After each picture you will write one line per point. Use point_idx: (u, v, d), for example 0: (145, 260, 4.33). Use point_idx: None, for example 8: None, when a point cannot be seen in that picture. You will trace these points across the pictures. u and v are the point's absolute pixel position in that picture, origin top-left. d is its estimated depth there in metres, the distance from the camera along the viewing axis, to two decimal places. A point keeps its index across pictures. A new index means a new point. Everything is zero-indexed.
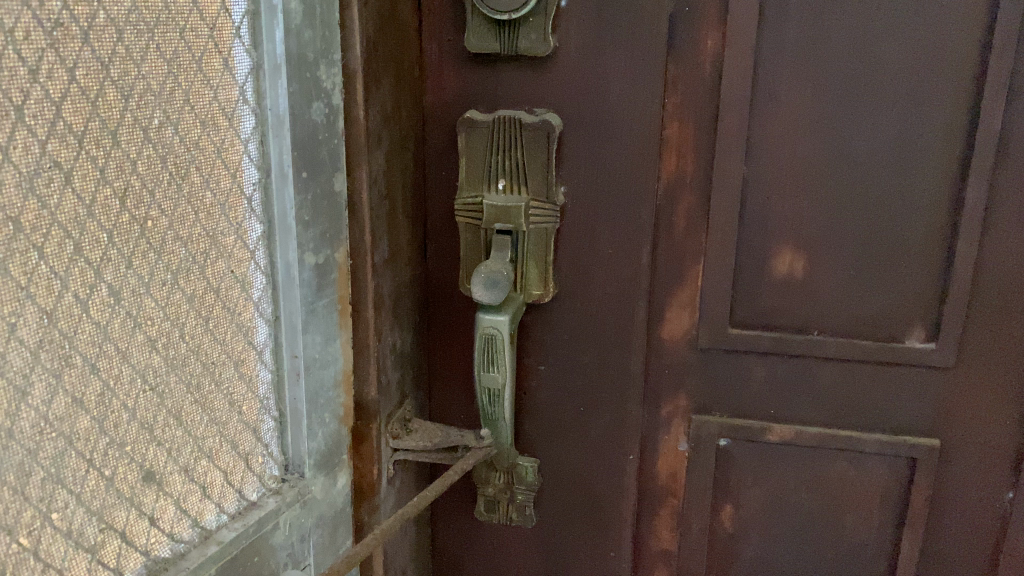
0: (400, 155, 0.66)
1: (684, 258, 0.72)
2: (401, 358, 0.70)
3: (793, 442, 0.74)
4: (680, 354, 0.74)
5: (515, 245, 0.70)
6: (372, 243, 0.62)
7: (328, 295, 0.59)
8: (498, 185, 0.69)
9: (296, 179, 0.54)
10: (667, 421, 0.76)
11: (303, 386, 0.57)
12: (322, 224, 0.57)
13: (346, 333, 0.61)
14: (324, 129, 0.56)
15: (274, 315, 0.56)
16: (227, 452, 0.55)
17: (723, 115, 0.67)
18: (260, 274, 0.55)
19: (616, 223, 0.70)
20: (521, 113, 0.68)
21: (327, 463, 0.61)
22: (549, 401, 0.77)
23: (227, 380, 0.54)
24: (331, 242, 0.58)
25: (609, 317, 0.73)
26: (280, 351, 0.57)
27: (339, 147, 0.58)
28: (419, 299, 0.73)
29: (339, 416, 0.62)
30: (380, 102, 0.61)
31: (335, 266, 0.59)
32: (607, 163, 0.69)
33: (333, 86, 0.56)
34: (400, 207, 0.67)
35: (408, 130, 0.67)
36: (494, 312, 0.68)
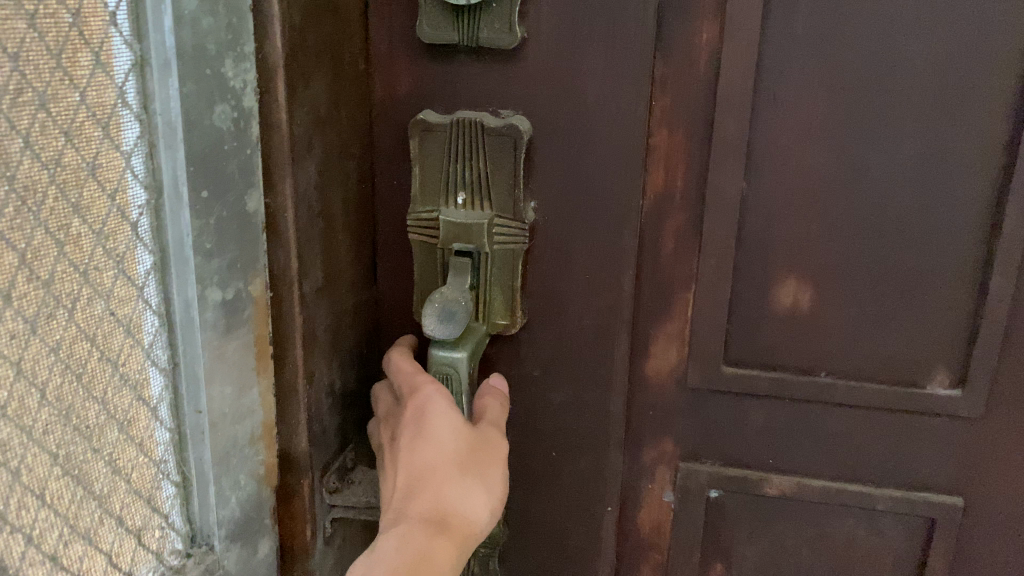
0: (340, 164, 0.56)
1: (672, 287, 0.62)
2: (342, 397, 0.60)
3: (794, 497, 0.64)
4: (666, 393, 0.65)
5: (476, 268, 0.60)
6: (300, 269, 0.52)
7: (240, 336, 0.49)
8: (458, 200, 0.59)
9: (194, 199, 0.44)
10: (651, 468, 0.67)
11: (209, 445, 0.48)
12: (230, 252, 0.47)
13: (265, 378, 0.52)
14: (232, 137, 0.46)
15: (171, 362, 0.47)
16: (111, 529, 0.45)
17: (719, 123, 0.57)
18: (153, 315, 0.46)
19: (594, 244, 0.61)
20: (484, 115, 0.58)
21: (245, 532, 0.52)
22: (517, 443, 0.67)
23: (109, 445, 0.44)
24: (243, 272, 0.49)
25: (585, 353, 0.63)
26: (181, 405, 0.47)
27: (253, 158, 0.48)
28: (365, 328, 0.64)
29: (259, 476, 0.53)
30: (310, 102, 0.52)
31: (248, 301, 0.49)
32: (585, 176, 0.59)
33: (244, 85, 0.47)
34: (340, 225, 0.57)
35: (350, 135, 0.58)
36: (450, 347, 0.58)
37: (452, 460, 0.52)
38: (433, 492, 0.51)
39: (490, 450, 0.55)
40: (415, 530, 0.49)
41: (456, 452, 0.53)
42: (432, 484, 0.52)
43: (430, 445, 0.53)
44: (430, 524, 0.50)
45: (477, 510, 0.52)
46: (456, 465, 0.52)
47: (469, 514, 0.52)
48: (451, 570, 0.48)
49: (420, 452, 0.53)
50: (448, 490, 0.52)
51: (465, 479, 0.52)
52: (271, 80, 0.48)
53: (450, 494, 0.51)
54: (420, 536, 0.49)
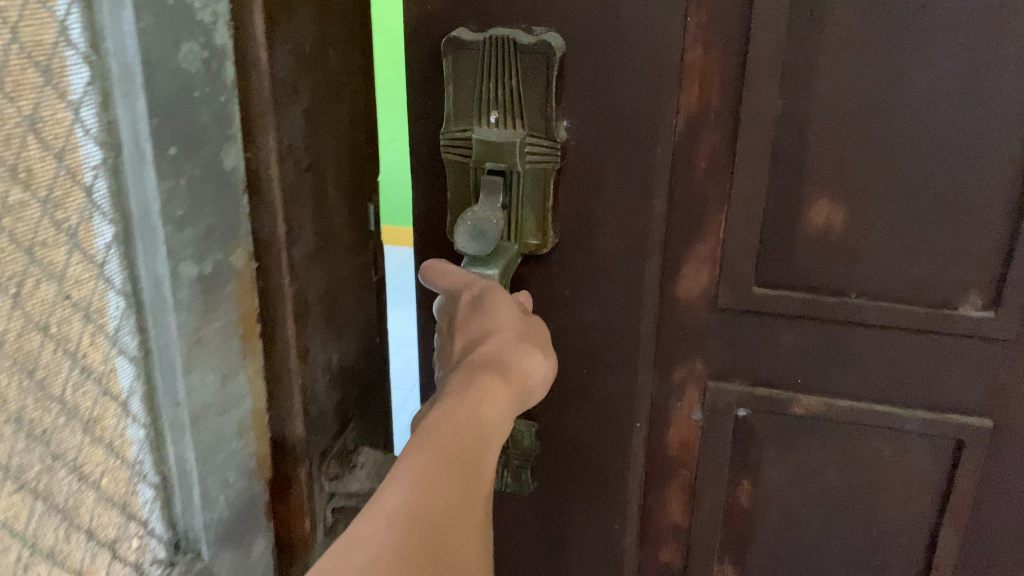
0: (332, 116, 0.58)
1: (704, 208, 0.62)
2: (342, 358, 0.63)
3: (822, 417, 0.65)
4: (696, 314, 0.66)
5: (508, 187, 0.61)
6: (288, 221, 0.53)
7: (223, 314, 0.50)
8: (490, 118, 0.59)
9: (159, 157, 0.43)
10: (681, 387, 0.68)
11: (190, 442, 0.49)
12: (205, 218, 0.47)
13: (252, 360, 0.54)
14: (203, 81, 0.46)
15: (141, 349, 0.48)
16: (83, 517, 0.46)
17: (756, 38, 0.56)
18: (118, 296, 0.46)
19: (625, 165, 0.61)
20: (517, 32, 0.58)
21: (237, 503, 0.54)
22: None
23: (76, 450, 0.45)
24: (220, 239, 0.49)
25: (616, 272, 0.64)
26: (155, 399, 0.49)
27: (227, 105, 0.48)
28: (365, 288, 0.67)
29: (248, 468, 0.55)
30: (293, 42, 0.52)
31: (228, 275, 0.50)
32: (618, 94, 0.59)
33: (215, 19, 0.46)
34: (334, 182, 0.59)
35: (339, 84, 0.59)
36: (483, 265, 0.59)
37: (507, 325, 0.55)
38: (494, 348, 0.53)
39: (534, 329, 0.58)
40: (481, 371, 0.51)
41: (510, 321, 0.55)
42: (491, 342, 0.54)
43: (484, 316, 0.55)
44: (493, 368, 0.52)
45: (536, 365, 0.54)
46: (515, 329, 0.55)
47: (529, 366, 0.54)
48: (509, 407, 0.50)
49: (475, 320, 0.55)
50: (512, 348, 0.54)
51: (522, 342, 0.55)
52: (246, 27, 0.48)
53: (514, 349, 0.54)
54: (485, 375, 0.51)
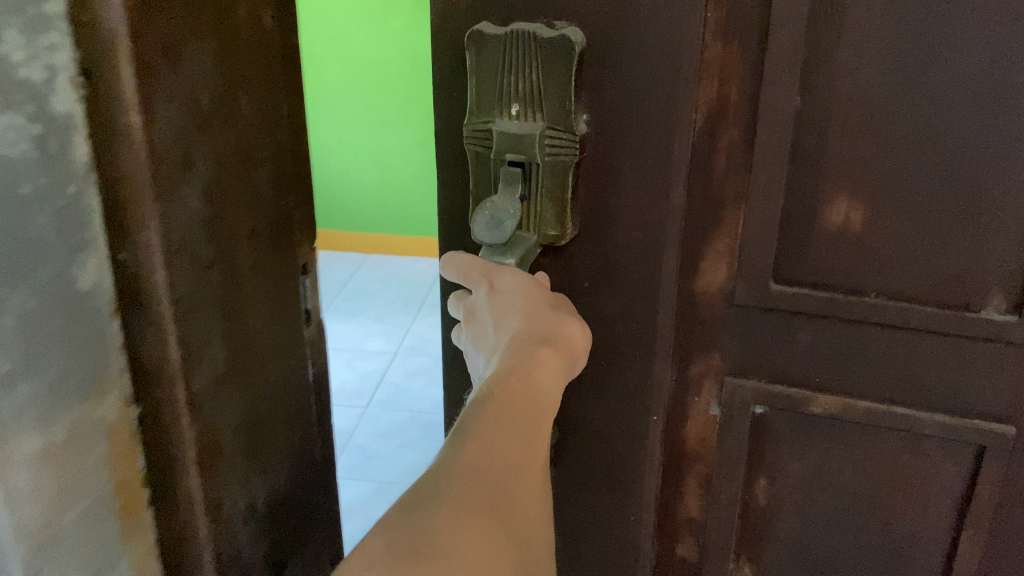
0: (238, 178, 0.59)
1: (722, 205, 0.62)
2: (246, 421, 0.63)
3: (840, 417, 0.65)
4: (714, 308, 0.66)
5: (527, 178, 0.62)
6: (167, 296, 0.53)
7: (66, 416, 0.50)
8: (510, 111, 0.61)
9: None
10: (698, 381, 0.69)
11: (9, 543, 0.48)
12: (30, 308, 0.47)
13: (102, 448, 0.53)
14: (37, 168, 0.46)
15: None
16: None
17: (775, 34, 0.56)
18: None
19: (644, 159, 0.62)
20: (538, 26, 0.59)
21: None
22: None
23: None
24: (64, 337, 0.49)
25: (634, 265, 0.65)
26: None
27: (81, 198, 0.49)
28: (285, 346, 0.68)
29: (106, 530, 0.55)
30: (177, 95, 0.52)
31: (71, 370, 0.50)
32: (637, 89, 0.60)
33: (49, 77, 0.46)
34: (245, 251, 0.61)
35: (239, 149, 0.59)
36: (500, 253, 0.62)
37: (542, 300, 0.60)
38: (537, 322, 0.58)
39: (560, 300, 0.62)
40: (533, 346, 0.56)
41: (542, 295, 0.60)
42: (533, 318, 0.58)
43: (519, 297, 0.59)
44: (544, 340, 0.57)
45: (577, 332, 0.60)
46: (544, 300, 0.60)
47: (572, 333, 0.59)
48: (564, 370, 0.57)
49: (511, 302, 0.59)
50: (546, 318, 0.59)
51: (558, 313, 0.60)
52: (113, 82, 0.48)
53: (549, 320, 0.59)
54: (537, 348, 0.56)
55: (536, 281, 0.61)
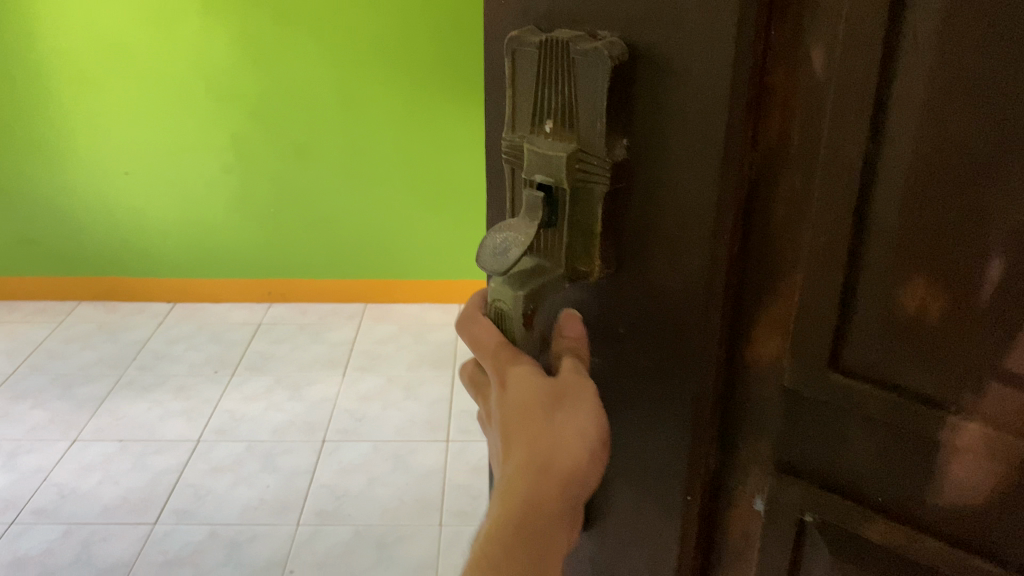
0: None
1: (778, 263, 0.51)
2: None
3: (902, 552, 0.50)
4: (767, 388, 0.54)
5: (554, 206, 0.55)
6: None
7: None
8: (545, 127, 0.55)
9: None
10: (746, 468, 0.57)
11: None
12: None
13: None
14: None
15: None
16: None
17: (843, 61, 0.44)
18: None
19: (683, 197, 0.51)
20: (578, 35, 0.52)
21: None
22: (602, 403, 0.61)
23: None
24: None
25: (669, 321, 0.54)
26: None
27: None
28: None
29: None
30: None
31: None
32: (677, 115, 0.50)
33: None
34: None
35: None
36: (509, 282, 0.56)
37: (542, 407, 0.56)
38: (535, 441, 0.55)
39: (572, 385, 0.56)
40: (521, 481, 0.55)
41: (540, 398, 0.56)
42: (531, 437, 0.56)
43: (518, 407, 0.57)
44: (539, 470, 0.55)
45: (581, 437, 0.55)
46: (540, 414, 0.55)
47: (572, 446, 0.55)
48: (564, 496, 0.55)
49: (512, 413, 0.57)
50: (543, 439, 0.55)
51: (558, 420, 0.55)
52: None
53: (547, 440, 0.55)
54: (526, 484, 0.54)
55: (538, 377, 0.56)
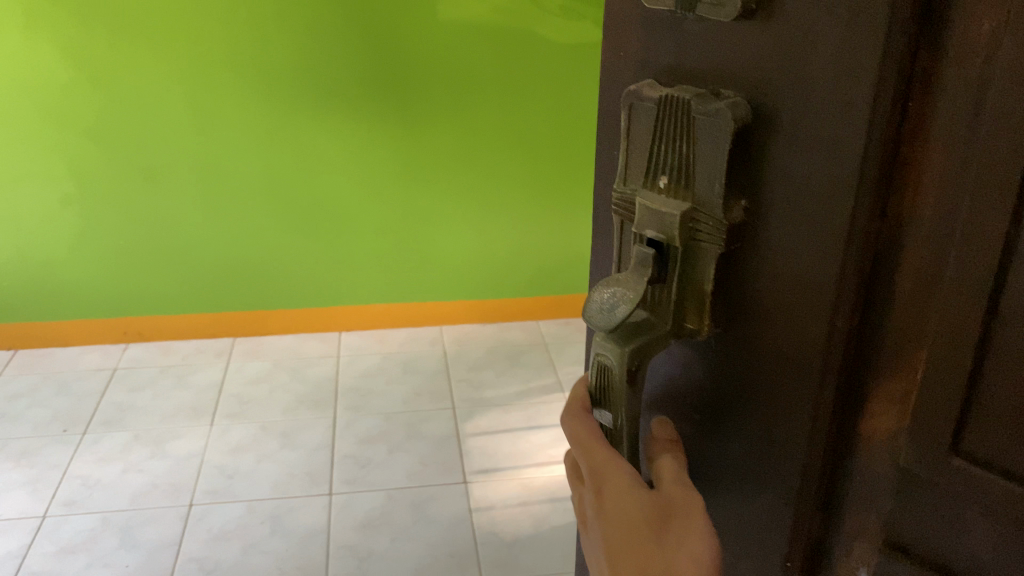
0: None
1: (900, 334, 0.48)
2: None
3: None
4: (880, 461, 0.51)
5: (666, 263, 0.55)
6: None
7: None
8: (659, 184, 0.54)
9: None
10: (850, 539, 0.54)
11: None
12: None
13: None
14: None
15: None
16: None
17: (985, 133, 0.41)
18: None
19: (804, 264, 0.49)
20: (699, 92, 0.51)
21: None
22: (707, 459, 0.60)
23: None
24: None
25: (778, 387, 0.52)
26: None
27: None
28: None
29: None
30: None
31: None
32: (802, 180, 0.48)
33: None
34: None
35: None
36: (614, 339, 0.55)
37: (651, 530, 0.52)
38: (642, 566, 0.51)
39: (684, 509, 0.52)
40: None
41: (650, 520, 0.52)
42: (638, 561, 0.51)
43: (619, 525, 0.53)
44: None
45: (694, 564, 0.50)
46: (650, 535, 0.51)
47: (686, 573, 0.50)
48: None
49: (614, 533, 0.53)
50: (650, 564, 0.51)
51: (671, 544, 0.51)
52: None
53: (656, 567, 0.51)
54: None
55: (647, 496, 0.53)
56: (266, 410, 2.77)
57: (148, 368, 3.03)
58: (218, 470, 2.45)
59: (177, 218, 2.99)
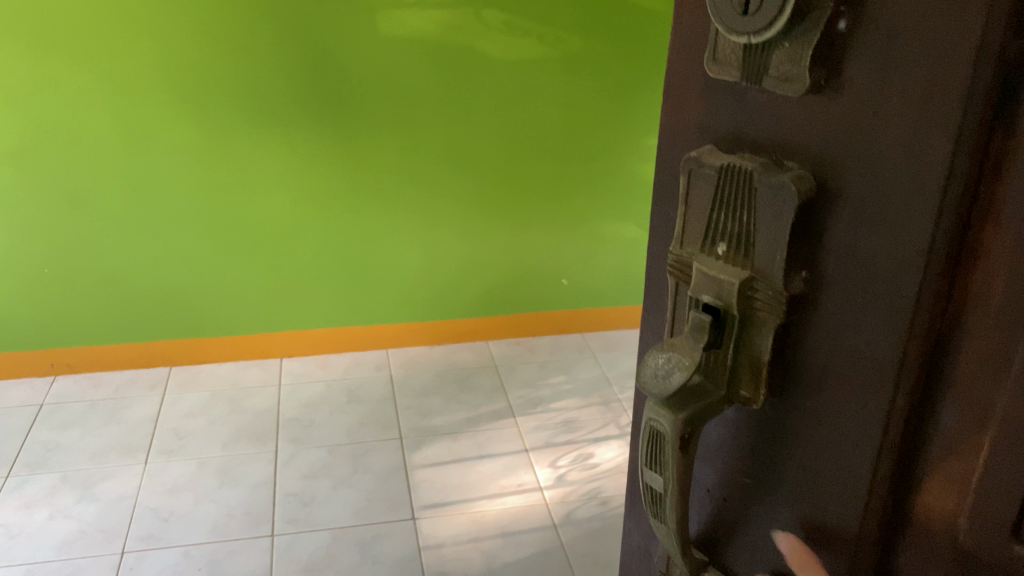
0: None
1: (965, 418, 0.47)
2: None
3: None
4: (933, 539, 0.50)
5: (720, 329, 0.55)
6: None
7: None
8: (717, 250, 0.55)
9: None
10: None
11: None
12: None
13: None
14: None
15: None
16: None
17: None
18: None
19: (867, 341, 0.50)
20: (762, 164, 0.52)
21: None
22: (758, 521, 0.61)
23: None
24: None
25: (836, 459, 0.53)
26: None
27: None
28: None
29: None
30: None
31: None
32: (869, 258, 0.49)
33: None
34: None
35: None
36: (666, 407, 0.55)
37: None
38: None
39: None
40: None
41: None
42: None
43: None
44: None
45: None
46: None
47: None
48: None
49: None
50: None
51: None
52: None
53: None
54: None
55: None
56: (204, 444, 2.68)
57: (78, 403, 2.89)
58: (156, 513, 2.34)
59: (95, 242, 2.85)
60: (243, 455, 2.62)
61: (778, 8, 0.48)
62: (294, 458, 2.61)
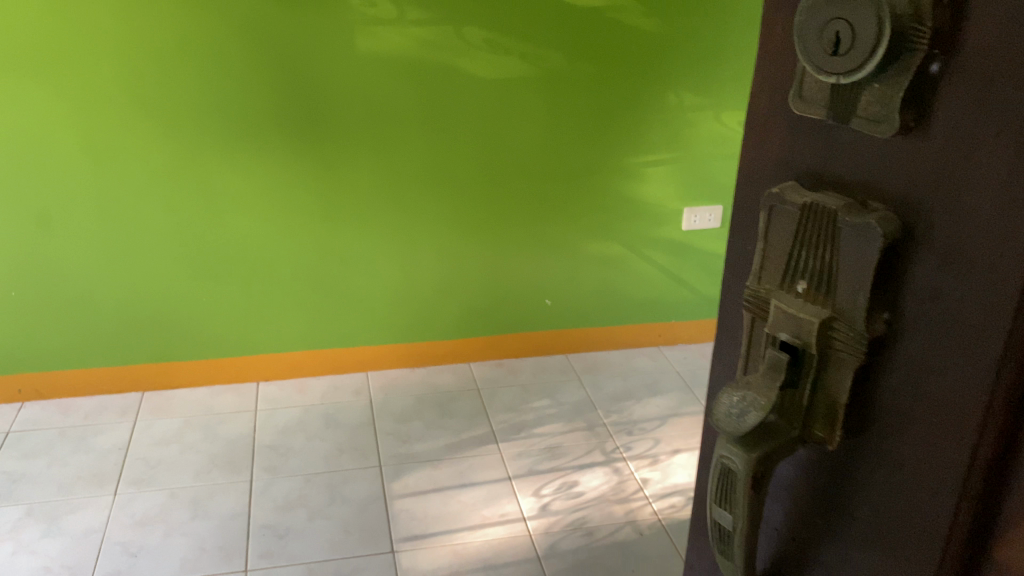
0: None
1: None
2: None
3: None
4: None
5: (797, 368, 0.56)
6: None
7: None
8: (796, 287, 0.56)
9: None
10: None
11: None
12: None
13: None
14: None
15: None
16: None
17: None
18: None
19: (948, 391, 0.49)
20: (848, 204, 0.52)
21: None
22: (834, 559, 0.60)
23: None
24: None
25: (913, 505, 0.53)
26: None
27: None
28: None
29: None
30: None
31: None
32: (950, 308, 0.48)
33: None
34: None
35: None
36: (739, 444, 0.57)
37: None
38: None
39: None
40: None
41: None
42: None
43: None
44: None
45: None
46: None
47: None
48: None
49: None
50: None
51: None
52: None
53: None
54: None
55: None
56: (176, 472, 2.59)
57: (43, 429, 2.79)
58: (122, 547, 2.24)
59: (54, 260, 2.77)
60: (214, 484, 2.53)
61: (868, 50, 0.48)
62: (266, 486, 2.53)
